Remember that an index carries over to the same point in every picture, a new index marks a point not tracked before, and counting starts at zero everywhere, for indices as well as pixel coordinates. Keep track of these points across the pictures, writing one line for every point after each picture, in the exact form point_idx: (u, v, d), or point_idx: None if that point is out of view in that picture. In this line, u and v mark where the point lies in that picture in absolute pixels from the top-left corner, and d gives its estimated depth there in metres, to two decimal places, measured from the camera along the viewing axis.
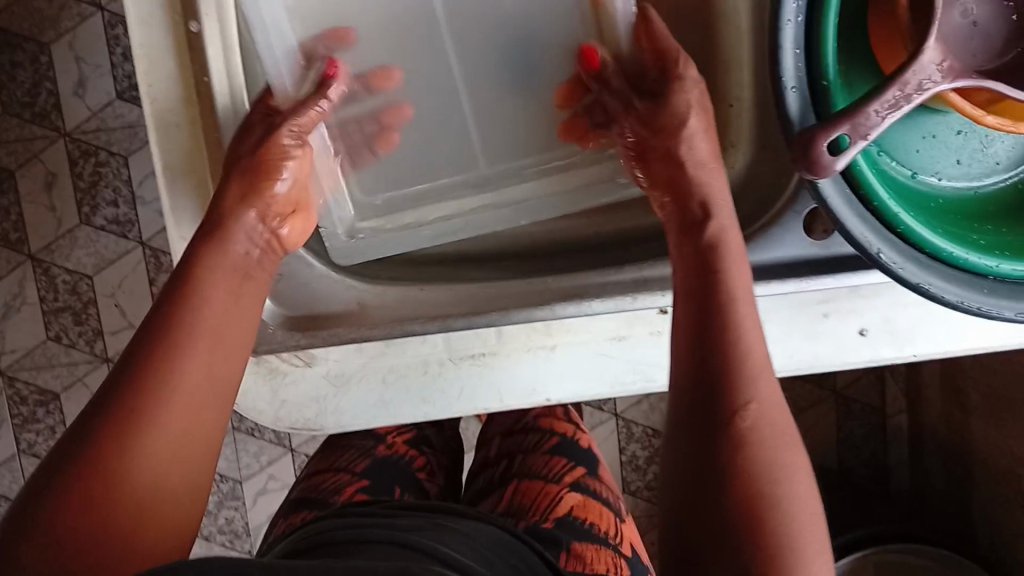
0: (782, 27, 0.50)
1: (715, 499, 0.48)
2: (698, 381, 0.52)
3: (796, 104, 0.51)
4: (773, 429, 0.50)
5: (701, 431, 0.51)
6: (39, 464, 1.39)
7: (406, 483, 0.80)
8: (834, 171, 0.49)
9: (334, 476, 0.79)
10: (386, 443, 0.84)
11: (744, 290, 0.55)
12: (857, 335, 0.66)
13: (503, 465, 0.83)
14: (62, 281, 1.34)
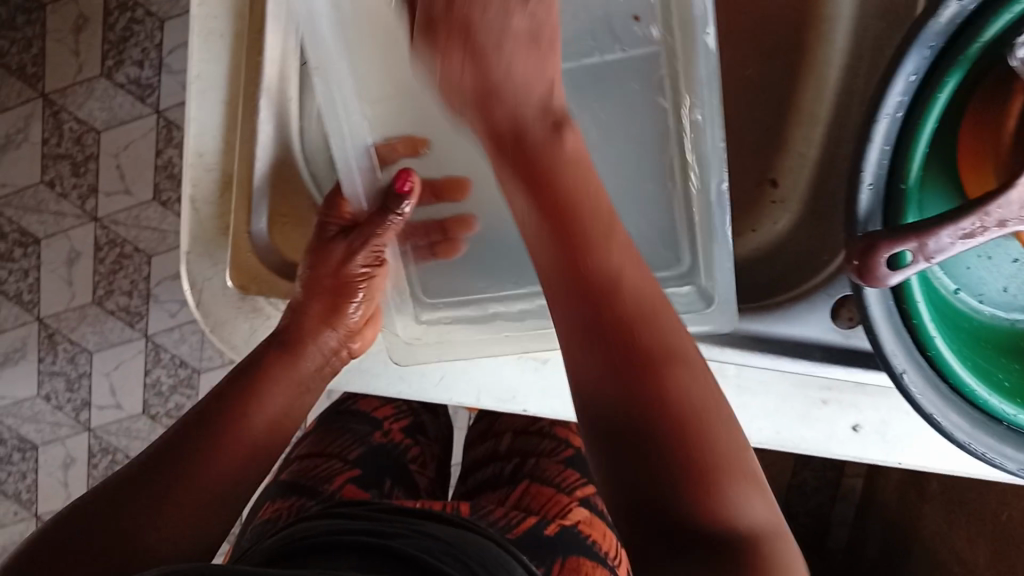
0: (878, 118, 0.47)
1: (607, 353, 0.48)
2: (572, 293, 0.50)
3: (867, 202, 0.48)
4: (657, 349, 0.48)
5: (603, 359, 0.48)
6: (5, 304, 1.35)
7: (396, 476, 0.83)
8: (885, 284, 0.47)
9: (327, 463, 0.81)
10: (381, 432, 0.89)
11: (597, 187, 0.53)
12: (850, 430, 0.64)
13: (513, 464, 0.89)
14: (69, 128, 1.30)
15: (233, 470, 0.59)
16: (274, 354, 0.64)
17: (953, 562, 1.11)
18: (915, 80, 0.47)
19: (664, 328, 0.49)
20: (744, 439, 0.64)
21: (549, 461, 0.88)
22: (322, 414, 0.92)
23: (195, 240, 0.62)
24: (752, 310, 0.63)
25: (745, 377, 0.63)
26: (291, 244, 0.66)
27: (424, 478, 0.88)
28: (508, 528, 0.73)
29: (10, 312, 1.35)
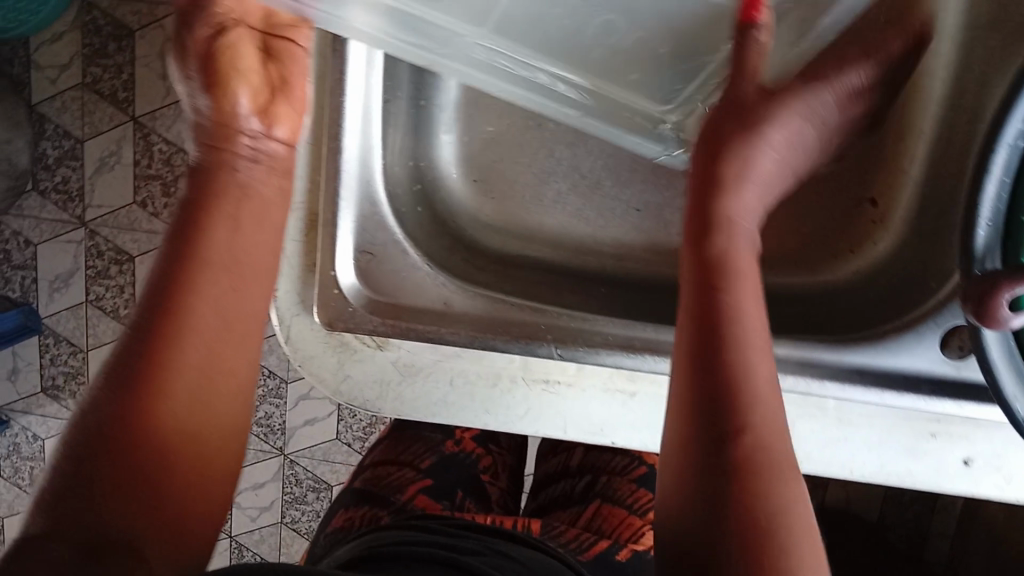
0: (996, 148, 0.44)
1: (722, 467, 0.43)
2: (703, 357, 0.45)
3: (986, 239, 0.45)
4: (767, 398, 0.45)
5: (714, 461, 0.43)
6: (102, 318, 1.26)
7: (469, 487, 0.80)
8: (1007, 326, 0.44)
9: (401, 472, 0.79)
10: (454, 440, 0.84)
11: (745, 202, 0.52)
12: (960, 464, 0.60)
13: (585, 482, 0.82)
14: (159, 149, 1.21)
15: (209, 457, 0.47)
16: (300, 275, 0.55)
17: None
18: None
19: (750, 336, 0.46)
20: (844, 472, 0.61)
21: (620, 480, 0.80)
22: (397, 419, 0.88)
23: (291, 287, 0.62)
24: (855, 341, 0.59)
25: (846, 410, 0.60)
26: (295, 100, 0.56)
27: (496, 490, 0.84)
28: (578, 551, 0.67)
29: (108, 326, 1.27)
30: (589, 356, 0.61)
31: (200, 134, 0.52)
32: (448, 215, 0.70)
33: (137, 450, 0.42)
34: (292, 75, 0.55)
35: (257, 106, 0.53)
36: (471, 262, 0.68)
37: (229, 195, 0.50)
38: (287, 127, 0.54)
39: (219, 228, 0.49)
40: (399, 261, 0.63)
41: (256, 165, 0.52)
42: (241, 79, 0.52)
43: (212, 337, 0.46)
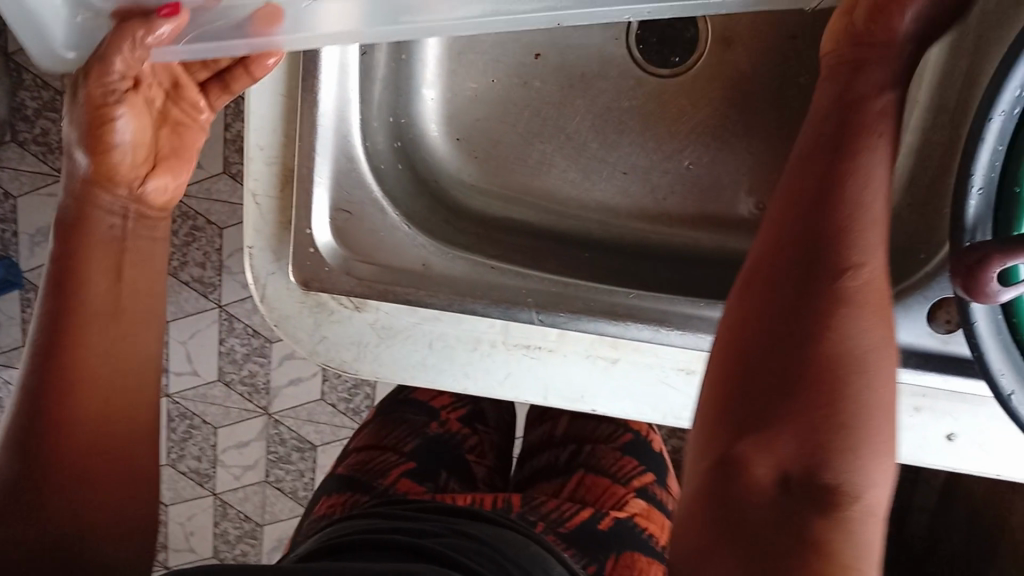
0: (991, 117, 0.42)
1: (802, 438, 0.43)
2: (803, 313, 0.44)
3: (977, 209, 0.43)
4: (858, 357, 0.43)
5: (796, 439, 0.43)
6: (83, 274, 1.20)
7: (452, 467, 0.79)
8: (996, 300, 0.42)
9: (383, 456, 0.78)
10: (438, 421, 0.84)
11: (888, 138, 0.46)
12: (942, 438, 0.60)
13: (569, 450, 0.81)
14: None
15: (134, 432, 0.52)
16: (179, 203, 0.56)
17: None
18: None
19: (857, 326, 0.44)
20: None
21: (605, 448, 0.80)
22: (382, 402, 0.87)
23: (261, 240, 0.61)
24: None
25: None
26: (174, 132, 0.55)
27: (481, 469, 0.83)
28: (558, 521, 0.67)
29: None
30: (571, 322, 0.60)
31: (71, 181, 0.52)
32: (431, 175, 0.68)
33: (48, 483, 0.48)
34: (183, 148, 0.55)
35: (142, 171, 0.53)
36: (452, 223, 0.66)
37: (98, 247, 0.52)
38: (162, 188, 0.54)
39: (96, 277, 0.51)
40: (378, 220, 0.61)
41: (121, 227, 0.52)
42: (126, 138, 0.51)
43: (91, 342, 0.50)
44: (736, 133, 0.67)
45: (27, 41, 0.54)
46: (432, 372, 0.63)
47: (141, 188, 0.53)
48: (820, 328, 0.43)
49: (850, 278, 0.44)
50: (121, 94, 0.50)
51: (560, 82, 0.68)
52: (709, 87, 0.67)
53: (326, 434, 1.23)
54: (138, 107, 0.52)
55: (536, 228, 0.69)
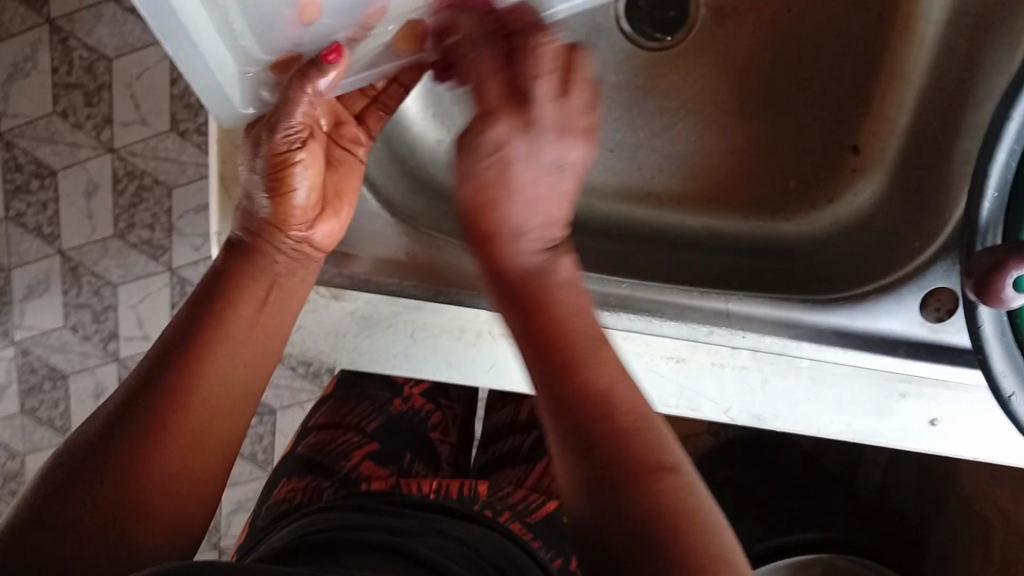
0: (1011, 118, 0.41)
1: (626, 521, 0.38)
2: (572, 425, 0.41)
3: (990, 211, 0.43)
4: (688, 524, 0.38)
5: (606, 520, 0.39)
6: (25, 236, 1.11)
7: (416, 449, 0.79)
8: (1006, 304, 0.41)
9: (345, 436, 0.76)
10: (401, 398, 0.83)
11: (577, 310, 0.44)
12: (926, 423, 0.60)
13: (533, 437, 0.80)
14: (79, 56, 1.06)
15: (212, 440, 0.44)
16: (332, 236, 0.49)
17: (993, 513, 0.95)
18: None
19: (589, 326, 0.43)
20: (814, 431, 0.60)
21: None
22: (341, 374, 0.85)
23: (212, 212, 0.54)
24: (833, 302, 0.58)
25: (820, 368, 0.59)
26: (345, 165, 0.50)
27: (446, 448, 0.82)
28: (525, 512, 0.66)
29: (32, 245, 1.11)
30: None
31: (247, 218, 0.48)
32: (407, 154, 0.65)
33: (108, 471, 0.41)
34: (348, 188, 0.50)
35: (312, 215, 0.48)
36: (433, 206, 0.64)
37: (259, 270, 0.47)
38: (328, 233, 0.49)
39: (244, 303, 0.46)
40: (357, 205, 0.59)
41: (292, 262, 0.48)
42: (303, 189, 0.47)
43: (233, 345, 0.45)
44: (723, 111, 0.66)
45: (203, 95, 0.49)
46: (413, 359, 0.61)
47: (304, 234, 0.48)
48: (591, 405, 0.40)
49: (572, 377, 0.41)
50: (301, 143, 0.46)
51: None
52: (700, 64, 0.66)
53: (287, 398, 1.17)
54: (315, 155, 0.47)
55: None
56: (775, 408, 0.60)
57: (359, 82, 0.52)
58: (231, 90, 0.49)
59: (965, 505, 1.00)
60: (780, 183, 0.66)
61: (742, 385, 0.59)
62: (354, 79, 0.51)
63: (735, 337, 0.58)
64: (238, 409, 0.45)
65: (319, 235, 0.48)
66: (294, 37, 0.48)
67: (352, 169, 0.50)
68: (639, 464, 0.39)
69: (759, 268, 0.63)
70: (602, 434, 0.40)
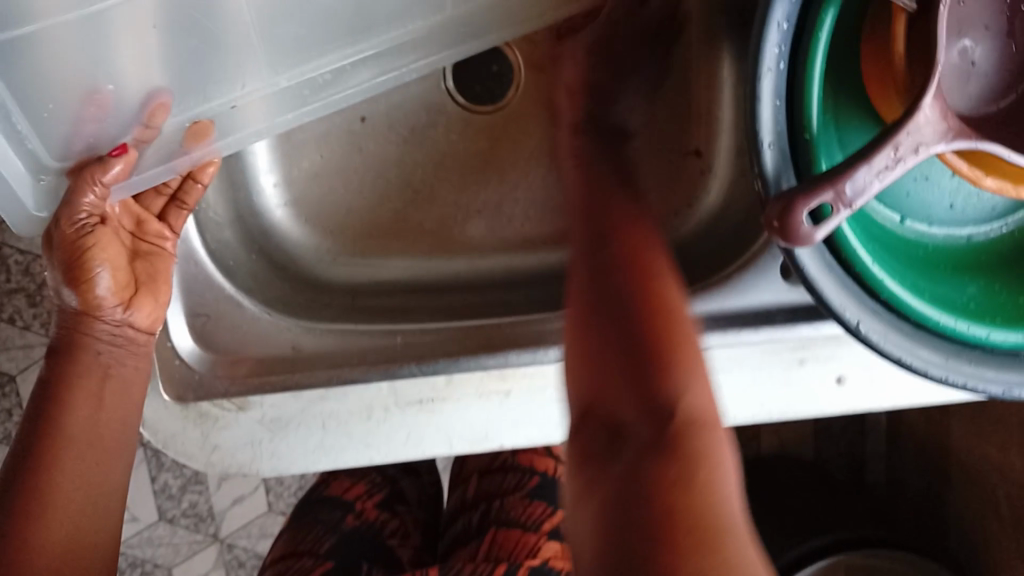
0: (761, 75, 0.45)
1: (650, 473, 0.40)
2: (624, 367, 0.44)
3: (774, 160, 0.45)
4: (699, 452, 0.40)
5: (625, 469, 0.41)
6: None
7: (374, 557, 0.78)
8: (814, 240, 0.44)
9: (298, 563, 0.75)
10: (353, 513, 0.83)
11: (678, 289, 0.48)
12: (834, 382, 0.61)
13: (479, 511, 0.79)
14: (13, 262, 1.06)
15: (72, 536, 0.51)
16: (151, 316, 0.55)
17: (992, 472, 0.92)
18: (789, 26, 0.44)
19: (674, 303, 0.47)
20: (730, 420, 0.62)
21: (515, 498, 0.78)
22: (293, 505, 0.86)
23: None
24: (700, 291, 0.60)
25: (715, 358, 0.60)
26: (151, 256, 0.56)
27: (408, 551, 0.82)
28: None
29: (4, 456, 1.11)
30: (451, 364, 0.61)
31: (61, 315, 0.53)
32: (291, 258, 0.68)
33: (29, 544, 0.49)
34: (160, 272, 0.56)
35: (124, 299, 0.54)
36: (323, 298, 0.67)
37: (94, 371, 0.53)
38: (146, 314, 0.55)
39: (83, 404, 0.53)
40: (235, 314, 0.61)
41: (116, 347, 0.54)
42: (105, 277, 0.52)
43: (87, 442, 0.53)
44: None
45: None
46: (328, 449, 0.62)
47: (124, 322, 0.54)
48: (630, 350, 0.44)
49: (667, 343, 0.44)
50: (90, 228, 0.52)
51: (391, 139, 0.69)
52: (530, 115, 0.70)
53: None
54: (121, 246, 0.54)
55: (413, 283, 0.69)
56: None
57: (154, 177, 0.56)
58: (20, 189, 0.53)
59: (965, 474, 0.97)
60: None
61: None
62: (139, 180, 0.56)
63: None
64: (95, 502, 0.53)
65: (134, 318, 0.54)
66: (86, 136, 0.53)
67: (157, 255, 0.57)
68: (649, 349, 0.44)
69: None
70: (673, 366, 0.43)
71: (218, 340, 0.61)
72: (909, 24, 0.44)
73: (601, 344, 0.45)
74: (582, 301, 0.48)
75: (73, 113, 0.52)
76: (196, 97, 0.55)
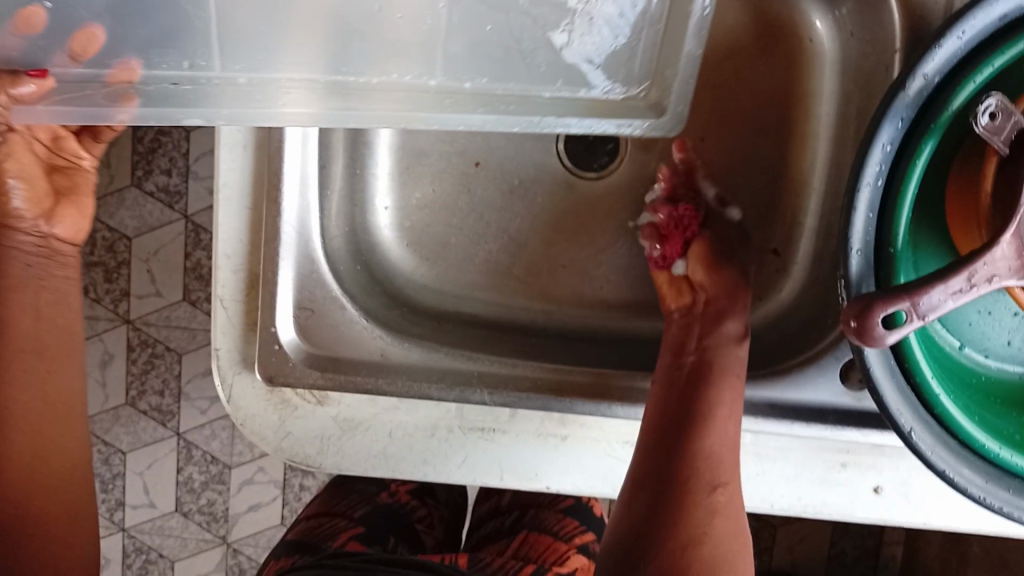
0: (860, 187, 0.50)
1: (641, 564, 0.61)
2: (654, 485, 0.61)
3: (859, 265, 0.51)
4: None
5: (638, 548, 0.61)
6: None
7: (400, 534, 0.82)
8: (883, 342, 0.48)
9: (332, 521, 0.81)
10: (387, 492, 0.88)
11: (727, 445, 0.61)
12: (871, 491, 0.65)
13: (512, 517, 0.86)
14: (101, 236, 1.14)
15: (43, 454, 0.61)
16: (68, 230, 0.64)
17: None
18: (890, 150, 0.51)
19: (726, 464, 0.61)
20: (767, 505, 0.65)
21: (549, 512, 0.85)
22: (335, 480, 0.91)
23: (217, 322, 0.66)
24: (762, 379, 0.65)
25: (762, 443, 0.65)
26: (68, 174, 0.64)
27: (432, 540, 0.86)
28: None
29: None
30: (519, 400, 0.65)
31: None
32: (387, 277, 0.74)
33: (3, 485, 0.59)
34: (77, 190, 0.65)
35: (43, 216, 0.62)
36: (408, 317, 0.72)
37: (27, 286, 0.62)
38: (67, 226, 0.64)
39: (21, 316, 0.61)
40: (337, 315, 0.66)
41: (35, 258, 0.62)
42: (20, 196, 0.60)
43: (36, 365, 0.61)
44: None
45: None
46: (389, 457, 0.66)
47: (40, 238, 0.62)
48: (676, 472, 0.62)
49: (718, 487, 0.61)
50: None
51: (500, 188, 0.76)
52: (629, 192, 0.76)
53: None
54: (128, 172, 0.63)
55: (492, 322, 0.75)
56: None
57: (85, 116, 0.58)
58: None
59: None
60: None
61: None
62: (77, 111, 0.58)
63: None
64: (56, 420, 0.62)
65: (48, 236, 0.63)
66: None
67: (65, 174, 0.64)
68: (688, 459, 0.62)
69: None
70: (678, 488, 0.62)
71: (312, 337, 0.66)
72: (999, 168, 0.50)
73: (657, 452, 0.62)
74: (651, 438, 0.62)
75: (62, 25, 0.57)
76: (245, 67, 0.60)
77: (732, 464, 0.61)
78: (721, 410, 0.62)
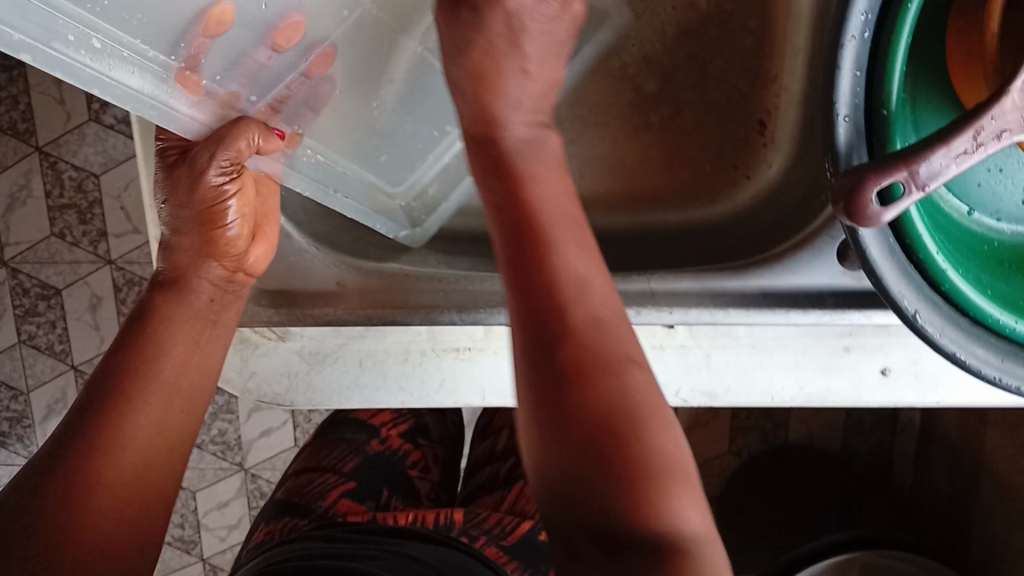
0: (844, 43, 0.44)
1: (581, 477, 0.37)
2: (536, 348, 0.41)
3: (848, 133, 0.44)
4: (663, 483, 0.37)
5: (565, 448, 0.38)
6: (38, 356, 1.14)
7: (393, 485, 0.80)
8: (880, 221, 0.43)
9: (322, 476, 0.78)
10: (379, 439, 0.85)
11: (573, 241, 0.43)
12: (878, 374, 0.60)
13: (508, 465, 0.83)
14: (69, 177, 1.08)
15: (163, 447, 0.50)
16: None
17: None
18: None
19: (590, 279, 0.42)
20: (768, 399, 0.61)
21: None
22: (319, 427, 0.88)
23: None
24: (756, 266, 0.59)
25: (758, 335, 0.60)
26: None
27: (427, 485, 0.84)
28: (501, 534, 0.68)
29: (46, 364, 1.15)
30: (491, 315, 0.61)
31: None
32: None
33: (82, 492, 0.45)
34: None
35: None
36: None
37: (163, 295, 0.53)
38: None
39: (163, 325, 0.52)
40: (284, 245, 0.61)
41: None
42: None
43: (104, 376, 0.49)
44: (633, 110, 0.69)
45: None
46: (362, 389, 0.62)
47: None
48: (548, 327, 0.41)
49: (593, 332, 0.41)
50: None
51: None
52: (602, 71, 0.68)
53: None
54: (191, 220, 0.54)
55: (462, 232, 0.69)
56: (724, 383, 0.61)
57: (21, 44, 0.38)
58: None
59: (997, 490, 0.94)
60: (696, 168, 0.69)
61: (685, 365, 0.60)
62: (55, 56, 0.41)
63: (664, 315, 0.59)
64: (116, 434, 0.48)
65: None
66: None
67: None
68: (563, 309, 0.41)
69: (689, 252, 0.65)
70: (566, 350, 0.40)
71: (265, 272, 0.61)
72: None
73: (523, 319, 0.41)
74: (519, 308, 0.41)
75: None
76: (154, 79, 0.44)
77: (599, 296, 0.42)
78: (569, 251, 0.43)
